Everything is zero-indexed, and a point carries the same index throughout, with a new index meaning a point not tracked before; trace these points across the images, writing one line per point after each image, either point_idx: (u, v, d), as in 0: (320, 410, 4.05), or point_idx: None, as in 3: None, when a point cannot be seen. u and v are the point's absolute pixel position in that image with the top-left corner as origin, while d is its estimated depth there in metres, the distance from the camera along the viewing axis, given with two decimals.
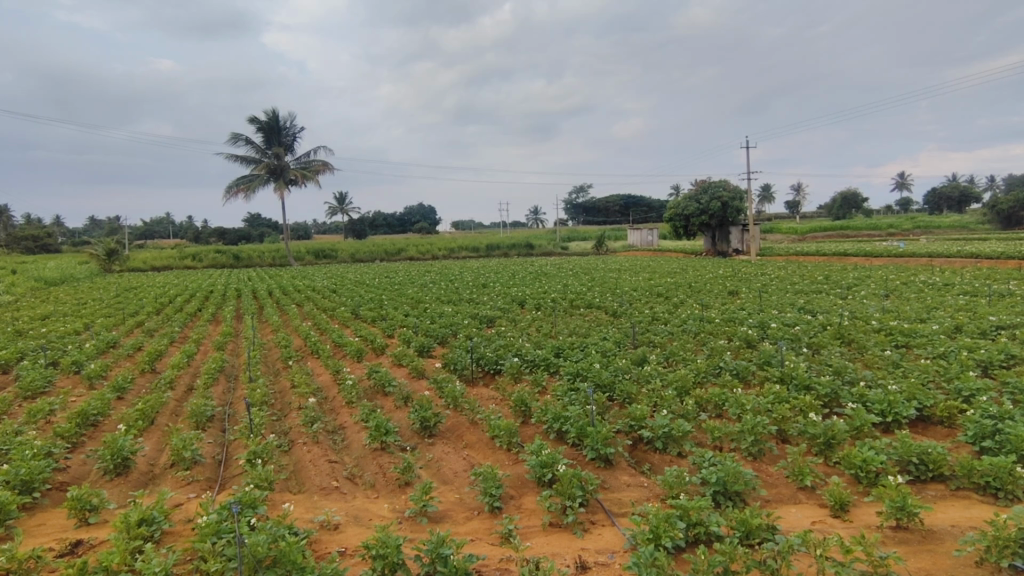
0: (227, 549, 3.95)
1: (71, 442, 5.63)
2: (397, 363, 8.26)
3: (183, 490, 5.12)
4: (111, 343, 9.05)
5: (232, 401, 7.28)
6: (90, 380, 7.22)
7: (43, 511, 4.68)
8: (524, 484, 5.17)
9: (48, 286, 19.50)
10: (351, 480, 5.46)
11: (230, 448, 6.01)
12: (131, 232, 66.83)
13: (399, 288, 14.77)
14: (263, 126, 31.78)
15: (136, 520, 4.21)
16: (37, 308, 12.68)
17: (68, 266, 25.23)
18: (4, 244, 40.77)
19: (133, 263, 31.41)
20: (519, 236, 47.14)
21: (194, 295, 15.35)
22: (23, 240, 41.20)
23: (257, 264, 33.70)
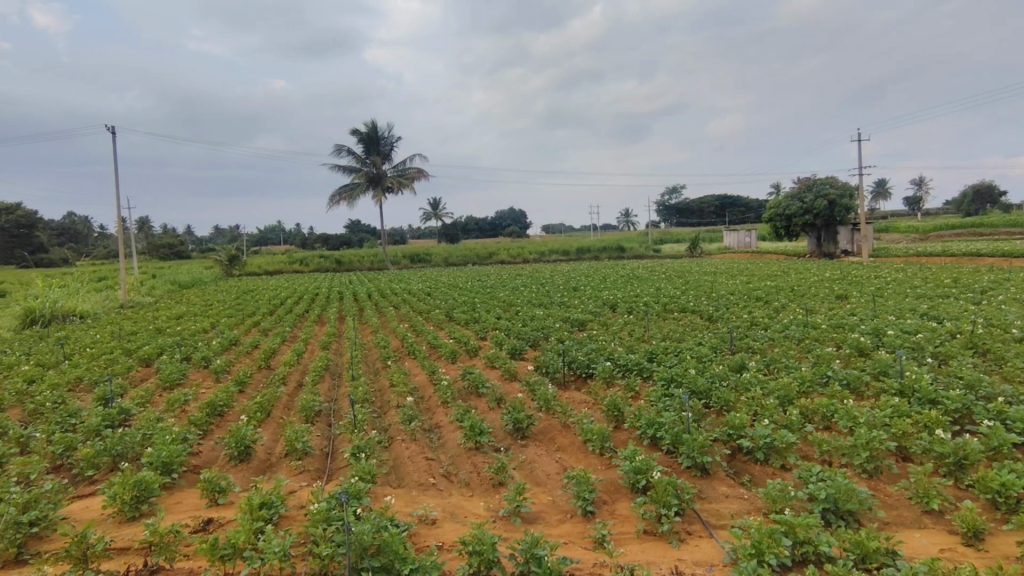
0: (336, 535, 4.21)
1: (202, 430, 6.24)
2: (490, 364, 8.44)
3: (295, 478, 5.52)
4: (233, 341, 9.94)
5: (337, 397, 7.75)
6: (216, 374, 7.98)
7: (180, 490, 5.22)
8: (617, 490, 5.11)
9: (180, 289, 21.71)
10: (447, 477, 5.65)
11: (336, 441, 6.41)
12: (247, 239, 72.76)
13: (491, 291, 15.08)
14: (363, 138, 33.57)
15: (258, 503, 4.60)
16: (173, 308, 14.17)
17: (197, 271, 28.03)
18: (146, 251, 45.90)
19: (250, 268, 34.27)
20: (608, 239, 46.58)
21: (303, 297, 16.50)
22: (160, 248, 46.04)
23: (357, 268, 35.65)
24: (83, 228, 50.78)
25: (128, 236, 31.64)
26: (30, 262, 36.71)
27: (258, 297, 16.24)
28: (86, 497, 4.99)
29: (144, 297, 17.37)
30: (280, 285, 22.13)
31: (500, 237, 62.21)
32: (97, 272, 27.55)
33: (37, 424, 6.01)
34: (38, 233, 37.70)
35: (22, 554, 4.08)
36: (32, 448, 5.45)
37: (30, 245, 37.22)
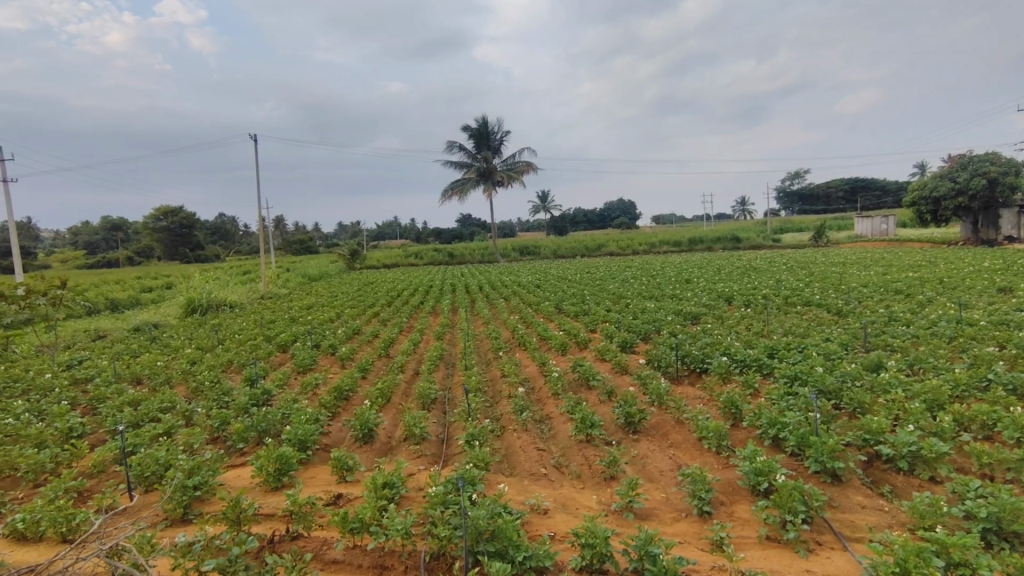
0: (453, 519, 4.38)
1: (331, 412, 6.76)
2: (600, 357, 8.37)
3: (414, 461, 5.82)
4: (356, 330, 10.66)
5: (451, 385, 8.08)
6: (342, 361, 8.62)
7: (313, 467, 5.69)
8: (736, 491, 4.86)
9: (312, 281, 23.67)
10: (558, 469, 5.69)
11: (451, 428, 6.67)
12: (367, 234, 77.69)
13: (600, 283, 14.94)
14: (473, 134, 34.51)
15: (382, 483, 4.89)
16: (306, 299, 15.47)
17: (326, 265, 30.38)
18: (282, 246, 50.48)
19: (371, 261, 36.59)
20: (722, 228, 44.28)
21: (418, 290, 17.31)
22: (293, 244, 50.40)
23: (469, 261, 36.88)
24: (230, 227, 56.76)
25: (267, 233, 34.95)
26: (190, 258, 41.77)
27: (378, 290, 17.26)
28: (238, 466, 5.60)
29: (281, 289, 19.11)
30: (398, 278, 23.39)
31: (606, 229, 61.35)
32: (243, 266, 30.79)
33: (198, 400, 6.84)
34: (196, 233, 42.73)
35: (189, 514, 4.67)
36: (194, 421, 6.21)
37: (189, 243, 42.25)
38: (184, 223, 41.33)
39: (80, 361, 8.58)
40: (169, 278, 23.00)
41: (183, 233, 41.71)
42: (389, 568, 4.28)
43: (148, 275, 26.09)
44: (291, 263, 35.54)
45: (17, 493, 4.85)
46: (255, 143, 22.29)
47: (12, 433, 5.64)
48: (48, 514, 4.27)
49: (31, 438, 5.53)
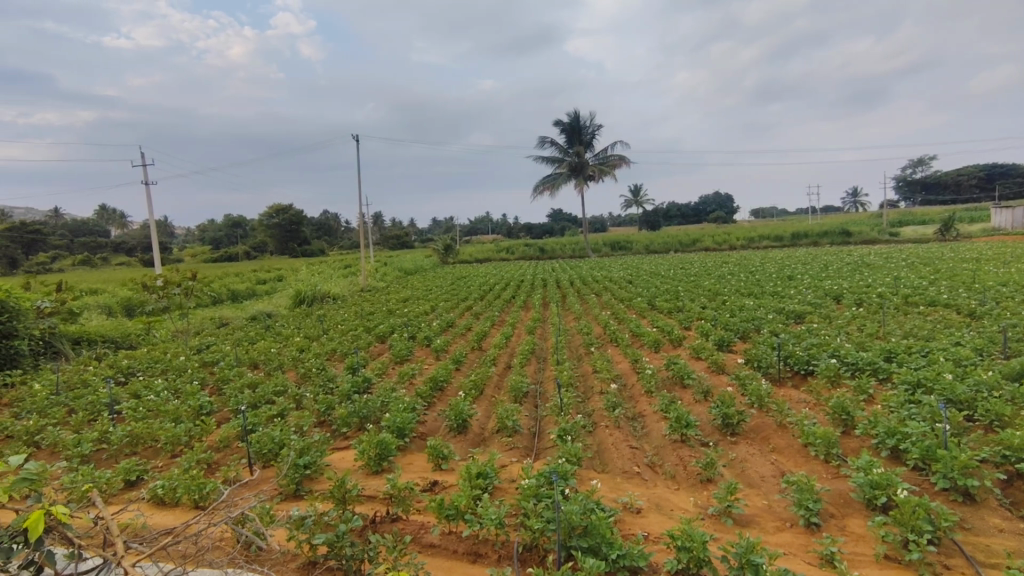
0: (546, 512, 4.40)
1: (427, 401, 7.01)
2: (695, 356, 8.09)
3: (507, 453, 5.92)
4: (450, 323, 10.99)
5: (542, 379, 8.13)
6: (437, 353, 8.91)
7: (411, 453, 5.94)
8: (848, 503, 4.53)
9: (409, 275, 24.69)
10: (651, 468, 5.57)
11: (543, 422, 6.71)
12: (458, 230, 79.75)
13: (695, 279, 14.43)
14: (565, 128, 34.44)
15: (476, 472, 5.01)
16: (403, 292, 16.15)
17: (421, 260, 31.53)
18: (381, 241, 53.00)
19: (463, 256, 37.56)
20: (829, 222, 41.29)
21: (508, 284, 17.55)
22: (391, 239, 52.78)
23: (559, 256, 36.96)
24: (333, 223, 60.34)
25: (367, 229, 36.80)
26: (299, 253, 44.87)
27: (470, 284, 17.69)
28: (343, 449, 5.95)
29: (381, 282, 20.07)
30: (489, 272, 23.84)
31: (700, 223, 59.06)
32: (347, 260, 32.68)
33: (307, 385, 7.34)
34: (304, 229, 45.78)
35: (300, 490, 5.02)
36: (304, 405, 6.67)
37: (298, 239, 45.34)
38: (294, 220, 44.44)
39: (207, 345, 9.48)
40: (282, 271, 24.79)
41: (293, 229, 44.87)
42: (483, 556, 4.38)
43: (265, 268, 28.37)
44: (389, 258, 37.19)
45: (158, 461, 5.45)
46: (359, 142, 23.52)
47: (153, 409, 6.34)
48: (183, 482, 4.76)
49: (168, 414, 6.18)
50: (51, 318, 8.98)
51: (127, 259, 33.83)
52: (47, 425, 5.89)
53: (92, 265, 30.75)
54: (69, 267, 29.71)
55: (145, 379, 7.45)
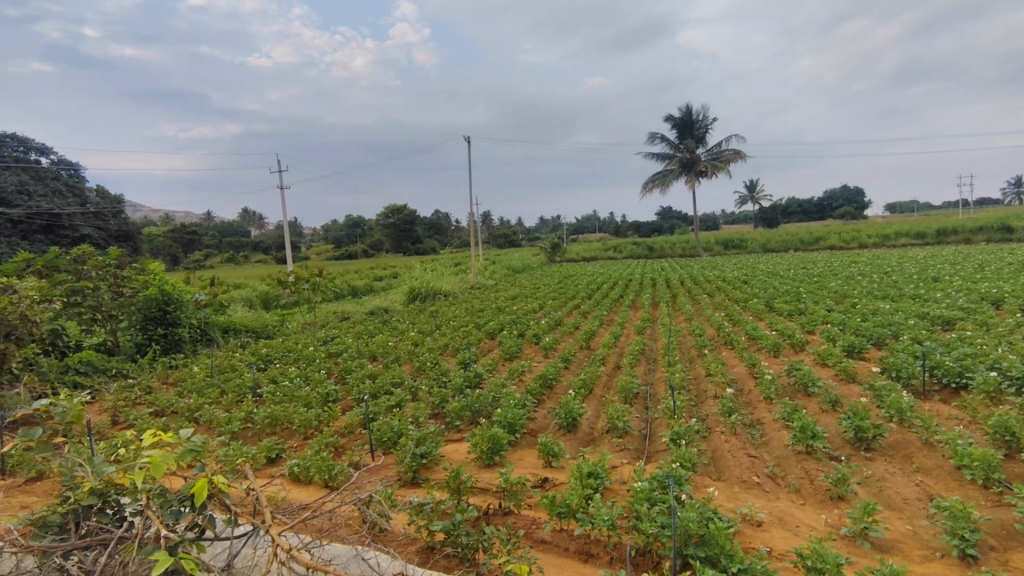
0: (661, 517, 4.27)
1: (537, 398, 7.08)
2: (821, 362, 7.50)
3: (618, 454, 5.83)
4: (558, 321, 11.04)
5: (653, 381, 7.92)
6: (546, 350, 8.98)
7: (521, 449, 6.02)
8: (1013, 537, 3.98)
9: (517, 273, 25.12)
10: (773, 479, 5.23)
11: (654, 425, 6.53)
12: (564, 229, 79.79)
13: (821, 280, 13.40)
14: (676, 123, 33.38)
15: (587, 472, 4.97)
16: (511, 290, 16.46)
17: (529, 258, 31.93)
18: (489, 240, 54.32)
19: (569, 254, 37.58)
20: (984, 216, 36.55)
21: (616, 283, 17.30)
22: (498, 238, 53.94)
23: (667, 255, 35.91)
24: (444, 222, 62.71)
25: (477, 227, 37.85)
26: (412, 251, 47.13)
27: (578, 282, 17.64)
28: (456, 441, 6.15)
29: (490, 280, 20.61)
30: (597, 271, 23.62)
31: (834, 219, 54.43)
32: (459, 258, 33.90)
33: (422, 378, 7.69)
34: (417, 229, 48.00)
35: (418, 478, 5.26)
36: (420, 396, 6.99)
37: (412, 237, 47.62)
38: (408, 220, 46.77)
39: (333, 337, 10.24)
40: (399, 269, 26.20)
41: (407, 228, 47.26)
42: (595, 556, 4.34)
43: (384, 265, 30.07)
44: (498, 256, 38.03)
45: (293, 442, 5.96)
46: (472, 145, 24.34)
47: (289, 393, 6.95)
48: (315, 463, 5.16)
49: (302, 399, 6.74)
50: (206, 308, 10.14)
51: (266, 256, 37.39)
52: (204, 404, 6.65)
53: (237, 261, 34.28)
54: (219, 264, 33.33)
55: (281, 366, 8.18)
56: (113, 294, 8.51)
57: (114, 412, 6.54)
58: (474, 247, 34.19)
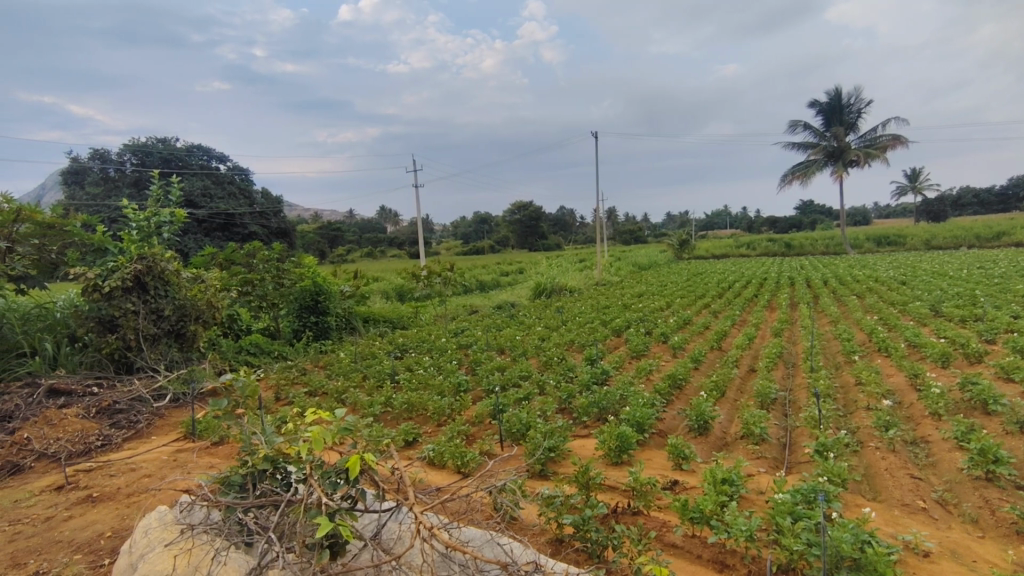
0: (807, 533, 3.95)
1: (665, 399, 6.89)
2: (1005, 377, 6.51)
3: (755, 461, 5.50)
4: (687, 320, 10.65)
5: (793, 387, 7.37)
6: (674, 350, 8.71)
7: (649, 449, 5.90)
8: None
9: (643, 270, 24.57)
10: (942, 505, 4.65)
11: (796, 434, 6.08)
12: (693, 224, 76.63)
13: (1005, 282, 11.62)
14: (822, 108, 30.69)
15: (722, 478, 4.74)
16: (636, 287, 16.14)
17: (655, 255, 31.02)
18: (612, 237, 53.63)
19: (698, 251, 36.02)
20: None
21: (749, 282, 16.29)
22: (623, 234, 53.06)
23: (808, 252, 33.14)
24: (568, 218, 63.08)
25: (602, 222, 37.39)
26: (536, 247, 47.81)
27: (707, 280, 16.85)
28: (583, 437, 6.16)
29: (614, 277, 20.34)
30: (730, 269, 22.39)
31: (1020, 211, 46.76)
32: (582, 254, 33.82)
33: (549, 372, 7.80)
34: (541, 225, 48.66)
35: (546, 471, 5.35)
36: (547, 391, 7.10)
37: (536, 233, 48.27)
38: (533, 216, 47.53)
39: (463, 329, 10.69)
40: (524, 264, 26.71)
41: (532, 225, 48.12)
42: (732, 567, 4.12)
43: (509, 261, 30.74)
44: (623, 252, 37.35)
45: (428, 427, 6.29)
46: (599, 141, 24.18)
47: (424, 381, 7.38)
48: (449, 449, 5.43)
49: (435, 388, 7.12)
50: (350, 300, 11.06)
51: (401, 251, 39.91)
52: (350, 386, 7.26)
53: (375, 255, 37.03)
54: (360, 258, 36.17)
55: (417, 355, 8.69)
56: (275, 285, 9.58)
57: (278, 390, 7.35)
58: (597, 242, 33.88)
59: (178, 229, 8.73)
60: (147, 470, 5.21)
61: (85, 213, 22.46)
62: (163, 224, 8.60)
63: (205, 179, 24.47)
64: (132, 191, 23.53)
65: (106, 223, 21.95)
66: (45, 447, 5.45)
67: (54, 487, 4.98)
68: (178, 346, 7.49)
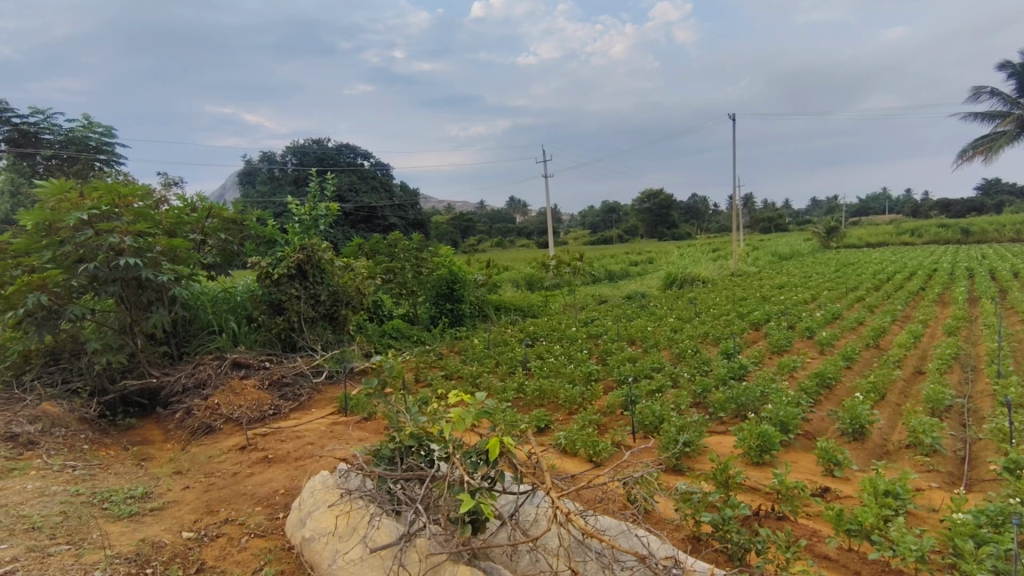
0: (994, 561, 3.44)
1: (813, 399, 6.37)
2: None
3: (924, 474, 4.90)
4: (838, 314, 9.74)
5: (972, 393, 6.46)
6: (822, 346, 8.00)
7: (795, 452, 5.49)
8: None
9: (785, 260, 22.89)
10: None
11: (976, 447, 5.33)
12: (844, 210, 69.87)
13: None
14: (1015, 71, 26.33)
15: (884, 489, 4.28)
16: (778, 278, 15.04)
17: (800, 243, 28.58)
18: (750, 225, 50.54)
19: (850, 239, 32.71)
20: None
21: (915, 273, 14.47)
22: (762, 221, 49.84)
23: (990, 240, 28.76)
24: (700, 205, 60.40)
25: (740, 208, 35.13)
26: (666, 236, 46.27)
27: (861, 271, 15.28)
28: (720, 434, 5.88)
29: (752, 267, 19.14)
30: (891, 258, 20.05)
31: None
32: (716, 243, 32.16)
33: (681, 365, 7.55)
34: (671, 213, 47.02)
35: (681, 466, 5.19)
36: (680, 383, 6.87)
37: (665, 222, 46.78)
38: (663, 204, 46.05)
39: (592, 319, 10.66)
40: (654, 254, 25.91)
41: (663, 213, 46.67)
42: None
43: (639, 250, 29.98)
44: (762, 241, 34.98)
45: (559, 414, 6.38)
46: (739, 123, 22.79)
47: (554, 368, 7.48)
48: (581, 437, 5.45)
49: (566, 375, 7.20)
50: (483, 288, 11.48)
51: (528, 241, 40.53)
52: (484, 371, 7.56)
53: (504, 245, 38.05)
54: (490, 247, 37.39)
55: (547, 344, 8.82)
56: (415, 273, 10.23)
57: (418, 371, 7.85)
58: (733, 230, 31.87)
59: (332, 221, 9.58)
60: (310, 438, 5.82)
61: (256, 208, 25.44)
62: (321, 216, 9.48)
63: (352, 176, 26.58)
64: (292, 188, 26.14)
65: (273, 217, 24.66)
66: (230, 411, 6.30)
67: (238, 447, 5.75)
68: (332, 328, 8.24)
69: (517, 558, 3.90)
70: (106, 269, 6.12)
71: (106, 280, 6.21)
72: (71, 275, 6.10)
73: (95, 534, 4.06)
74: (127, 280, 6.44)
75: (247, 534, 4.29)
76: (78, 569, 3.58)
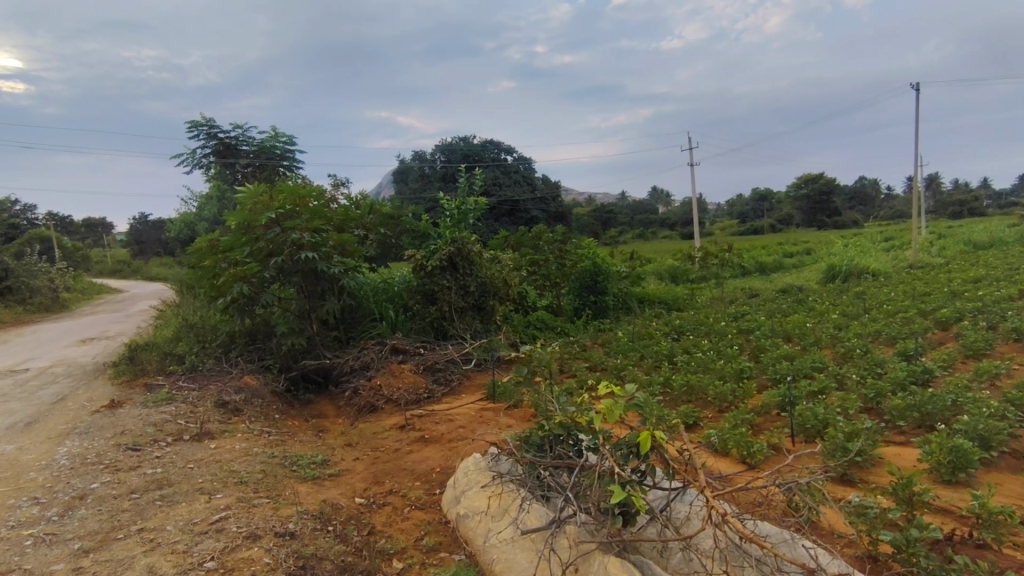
0: None
1: None
2: None
3: None
4: None
5: None
6: None
7: (1000, 472, 4.71)
8: None
9: (982, 249, 19.73)
10: None
11: None
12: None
13: None
14: None
15: None
16: (974, 270, 12.98)
17: (1005, 230, 24.36)
18: (935, 211, 44.31)
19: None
20: None
21: None
22: (950, 206, 43.48)
23: None
24: (870, 189, 54.04)
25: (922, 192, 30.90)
26: (827, 225, 42.12)
27: None
28: (900, 445, 5.23)
29: (939, 258, 16.72)
30: None
31: None
32: (893, 232, 28.59)
33: (850, 365, 6.83)
34: (834, 200, 42.71)
35: (852, 476, 4.70)
36: (849, 386, 6.23)
37: (827, 210, 42.59)
38: (825, 189, 41.94)
39: (744, 313, 10.02)
40: (818, 244, 23.70)
41: (824, 199, 42.53)
42: None
43: (800, 241, 27.51)
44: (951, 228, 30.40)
45: (709, 412, 6.10)
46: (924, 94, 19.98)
47: (703, 364, 7.16)
48: (734, 437, 5.16)
49: (716, 372, 6.86)
50: (625, 280, 11.30)
51: (671, 232, 39.13)
52: (628, 364, 7.45)
53: (646, 237, 37.10)
54: (631, 239, 36.72)
55: (694, 338, 8.46)
56: (558, 265, 10.33)
57: (562, 362, 7.93)
58: (914, 215, 28.05)
59: (480, 215, 9.99)
60: (462, 422, 6.14)
61: (410, 205, 27.35)
62: (469, 210, 9.94)
63: (495, 170, 27.45)
64: (442, 184, 27.69)
65: (426, 213, 26.37)
66: (391, 393, 6.86)
67: (399, 426, 6.24)
68: (480, 318, 8.59)
69: (668, 555, 3.79)
70: (290, 262, 6.97)
71: (291, 272, 7.07)
72: (264, 267, 7.03)
73: (287, 492, 4.66)
74: (307, 272, 7.27)
75: (409, 505, 4.67)
76: (276, 520, 4.14)
